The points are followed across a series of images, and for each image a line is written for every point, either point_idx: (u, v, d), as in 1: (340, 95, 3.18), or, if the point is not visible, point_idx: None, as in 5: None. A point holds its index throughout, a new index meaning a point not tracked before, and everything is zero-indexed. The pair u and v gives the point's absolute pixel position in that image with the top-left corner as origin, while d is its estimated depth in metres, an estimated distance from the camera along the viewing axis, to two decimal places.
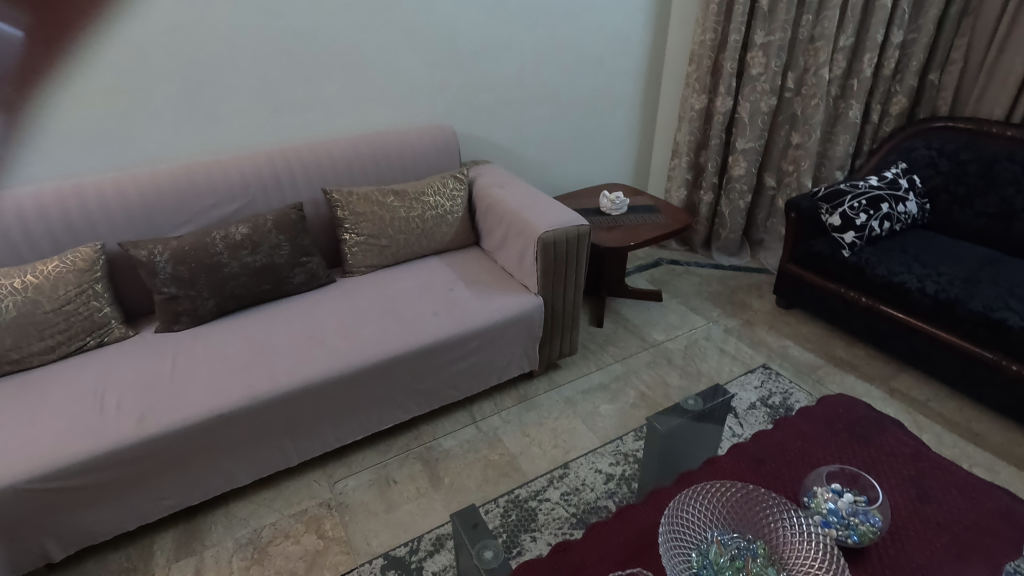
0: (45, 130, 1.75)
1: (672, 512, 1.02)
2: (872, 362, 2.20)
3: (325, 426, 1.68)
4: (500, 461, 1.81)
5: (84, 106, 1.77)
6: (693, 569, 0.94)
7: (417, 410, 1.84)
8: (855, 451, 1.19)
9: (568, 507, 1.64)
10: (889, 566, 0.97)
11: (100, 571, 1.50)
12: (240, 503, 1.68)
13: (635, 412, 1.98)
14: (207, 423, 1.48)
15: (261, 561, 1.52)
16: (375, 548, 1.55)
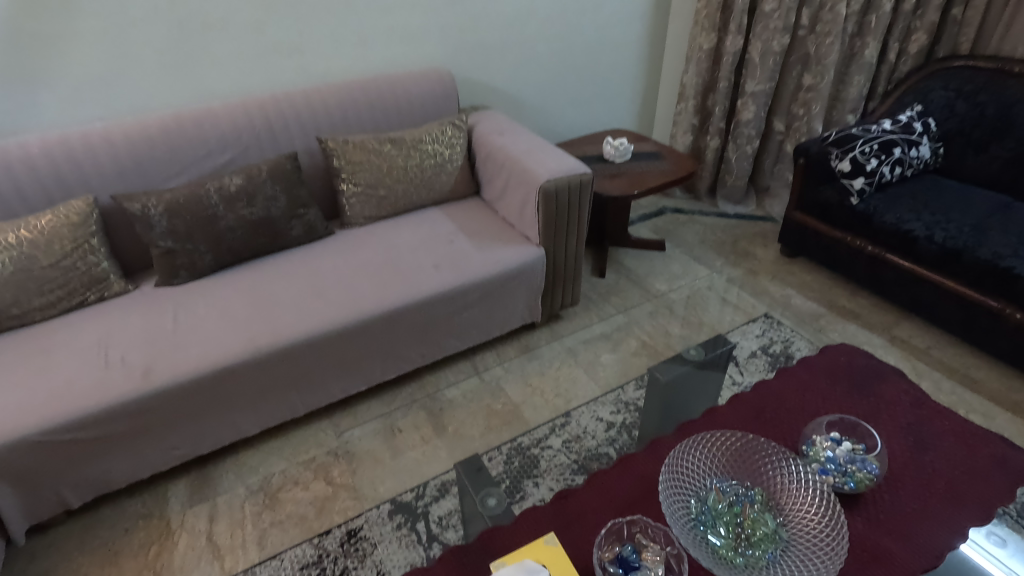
0: (27, 77, 1.68)
1: (673, 460, 1.04)
2: (874, 310, 2.19)
3: (328, 377, 1.70)
4: (503, 410, 1.83)
5: (65, 51, 1.69)
6: (691, 516, 0.96)
7: (420, 361, 1.85)
8: (855, 401, 1.20)
9: (570, 453, 1.68)
10: (884, 511, 0.99)
11: (117, 517, 1.55)
12: (249, 452, 1.72)
13: (636, 361, 1.99)
14: (211, 377, 1.49)
15: (272, 506, 1.57)
16: (382, 493, 1.59)
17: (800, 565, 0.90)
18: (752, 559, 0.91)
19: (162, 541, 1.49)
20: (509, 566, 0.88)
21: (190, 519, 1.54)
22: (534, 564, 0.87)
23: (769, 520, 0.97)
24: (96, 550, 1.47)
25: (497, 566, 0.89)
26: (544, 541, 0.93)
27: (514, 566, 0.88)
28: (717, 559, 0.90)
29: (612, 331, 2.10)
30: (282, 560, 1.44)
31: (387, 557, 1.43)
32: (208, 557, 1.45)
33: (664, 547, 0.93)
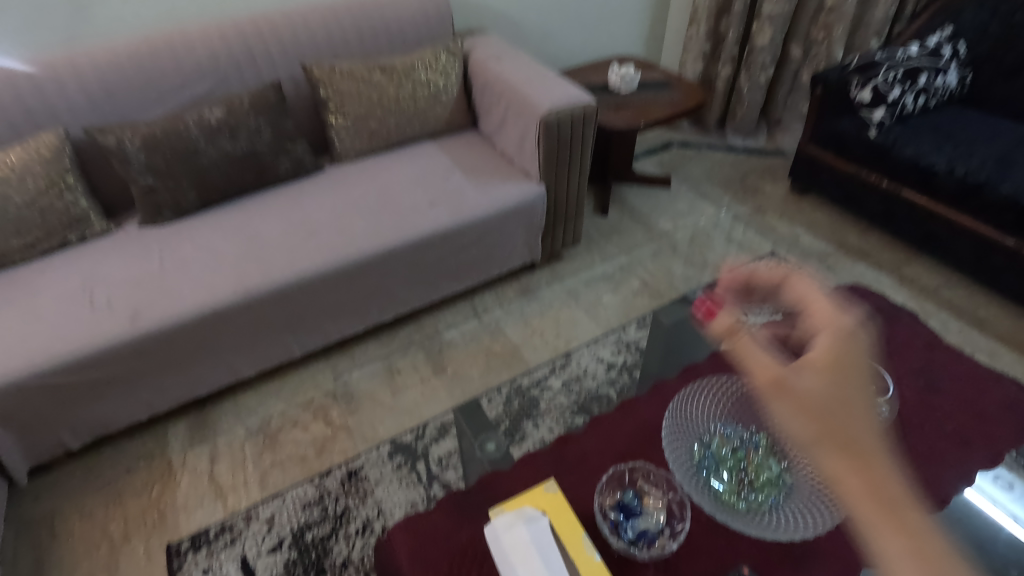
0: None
1: (677, 407, 1.02)
2: (885, 249, 2.13)
3: (324, 319, 1.66)
4: (502, 352, 1.80)
5: None
6: (694, 460, 0.94)
7: (417, 302, 1.80)
8: (866, 344, 1.16)
9: (570, 395, 1.67)
10: (890, 455, 0.97)
11: (118, 457, 1.55)
12: (247, 394, 1.70)
13: (639, 301, 1.94)
14: (202, 319, 1.45)
15: (272, 447, 1.57)
16: (382, 434, 1.59)
17: (802, 509, 0.88)
18: (754, 504, 0.89)
19: (165, 481, 1.50)
20: (508, 513, 0.86)
21: (191, 460, 1.55)
22: (535, 512, 0.86)
23: (774, 464, 0.94)
24: (100, 490, 1.48)
25: (495, 513, 0.88)
26: (544, 488, 0.91)
27: (513, 513, 0.86)
28: (718, 503, 0.89)
29: (614, 271, 2.05)
30: (285, 499, 1.44)
31: (388, 497, 1.44)
32: (211, 496, 1.46)
33: (665, 492, 0.94)
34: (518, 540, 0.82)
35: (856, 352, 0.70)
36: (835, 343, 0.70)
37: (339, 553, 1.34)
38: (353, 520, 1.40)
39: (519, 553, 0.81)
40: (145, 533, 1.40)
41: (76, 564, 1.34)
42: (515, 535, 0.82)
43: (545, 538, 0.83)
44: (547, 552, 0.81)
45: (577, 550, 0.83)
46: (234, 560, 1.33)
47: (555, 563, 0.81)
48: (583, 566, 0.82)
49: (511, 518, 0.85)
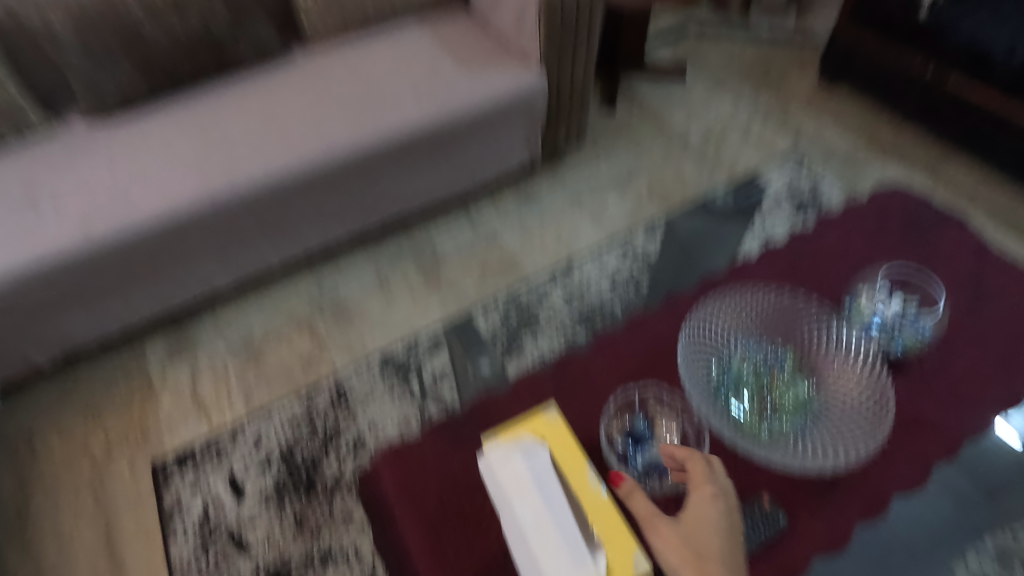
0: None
1: (694, 322, 0.90)
2: (919, 146, 1.93)
3: (302, 227, 1.50)
4: (499, 261, 1.67)
5: None
6: (711, 382, 0.84)
7: (405, 207, 1.63)
8: (909, 249, 1.01)
9: (571, 306, 1.56)
10: (929, 378, 0.86)
11: (94, 374, 1.46)
12: (227, 306, 1.59)
13: (647, 206, 1.78)
14: (163, 228, 1.30)
15: (256, 362, 1.48)
16: (372, 349, 1.50)
17: (830, 437, 0.81)
18: (777, 430, 0.81)
19: (145, 398, 1.42)
20: (504, 444, 0.79)
21: (171, 376, 1.46)
22: (532, 444, 0.78)
23: (801, 386, 0.85)
24: (77, 408, 1.41)
25: (488, 443, 0.80)
26: (543, 414, 0.81)
27: (509, 444, 0.79)
28: (739, 431, 0.80)
29: (620, 173, 1.86)
30: (272, 416, 1.38)
31: (380, 412, 1.38)
32: (195, 413, 1.40)
33: (680, 416, 0.84)
34: (514, 473, 0.76)
35: (729, 527, 0.70)
36: (703, 515, 0.71)
37: (330, 470, 1.29)
38: (344, 436, 1.34)
39: (514, 489, 0.75)
40: (128, 451, 1.34)
41: (60, 482, 1.30)
42: (510, 470, 0.77)
43: (544, 472, 0.76)
44: (545, 487, 0.75)
45: (579, 483, 0.77)
46: (223, 478, 1.29)
47: (555, 498, 0.75)
48: (586, 499, 0.76)
49: (507, 451, 0.78)
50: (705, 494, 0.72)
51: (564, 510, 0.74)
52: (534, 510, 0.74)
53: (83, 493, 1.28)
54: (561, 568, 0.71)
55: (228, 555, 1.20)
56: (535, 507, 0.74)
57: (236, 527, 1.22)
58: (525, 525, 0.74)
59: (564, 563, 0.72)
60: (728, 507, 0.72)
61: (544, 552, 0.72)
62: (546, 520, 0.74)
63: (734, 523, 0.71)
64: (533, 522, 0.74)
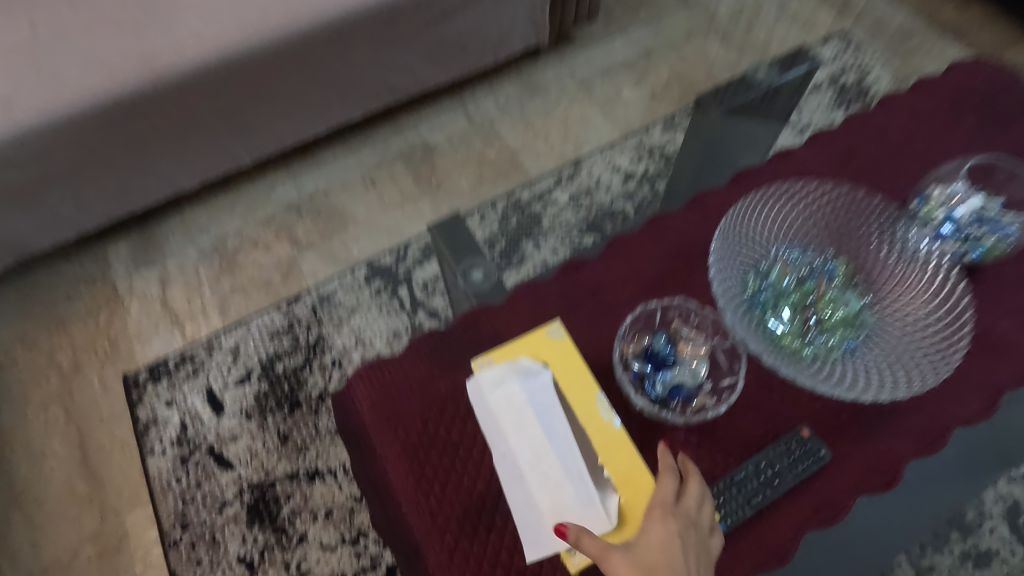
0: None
1: (732, 221, 0.74)
2: (988, 27, 1.66)
3: (271, 116, 1.30)
4: (498, 159, 1.48)
5: None
6: (746, 294, 0.70)
7: (389, 95, 1.42)
8: (988, 140, 0.85)
9: (578, 210, 1.39)
10: (1005, 288, 0.73)
11: (54, 282, 1.34)
12: (195, 208, 1.43)
13: (667, 96, 1.56)
14: (103, 111, 1.11)
15: (231, 270, 1.35)
16: (357, 256, 1.36)
17: (885, 359, 0.67)
18: (821, 350, 0.67)
19: (112, 308, 1.30)
20: (499, 366, 0.68)
21: (139, 285, 1.33)
22: (532, 365, 0.67)
23: (853, 300, 0.70)
24: (39, 317, 1.29)
25: (479, 365, 0.69)
26: (545, 332, 0.70)
27: (505, 366, 0.68)
28: (776, 349, 0.66)
29: (638, 57, 1.62)
30: (249, 327, 1.26)
31: (366, 325, 1.26)
32: (167, 325, 1.28)
33: (711, 337, 0.70)
34: (507, 398, 0.65)
35: (692, 563, 0.52)
36: (656, 537, 0.53)
37: (314, 385, 1.20)
38: (329, 349, 1.24)
39: (510, 416, 0.65)
40: (97, 363, 1.24)
41: (26, 395, 1.21)
42: (505, 394, 0.66)
43: (545, 398, 0.66)
44: (547, 415, 0.65)
45: (586, 410, 0.66)
46: (199, 392, 1.19)
47: (557, 427, 0.65)
48: (593, 428, 0.65)
49: (502, 374, 0.67)
50: (665, 515, 0.55)
51: (569, 440, 0.64)
52: (533, 440, 0.64)
53: (51, 405, 1.20)
54: (563, 505, 0.62)
55: (208, 471, 1.12)
56: (534, 437, 0.64)
57: (216, 442, 1.14)
58: (522, 456, 0.64)
59: (566, 500, 0.62)
60: (694, 538, 0.55)
61: (543, 487, 0.63)
62: (547, 452, 0.63)
63: (702, 560, 0.53)
64: (531, 454, 0.64)
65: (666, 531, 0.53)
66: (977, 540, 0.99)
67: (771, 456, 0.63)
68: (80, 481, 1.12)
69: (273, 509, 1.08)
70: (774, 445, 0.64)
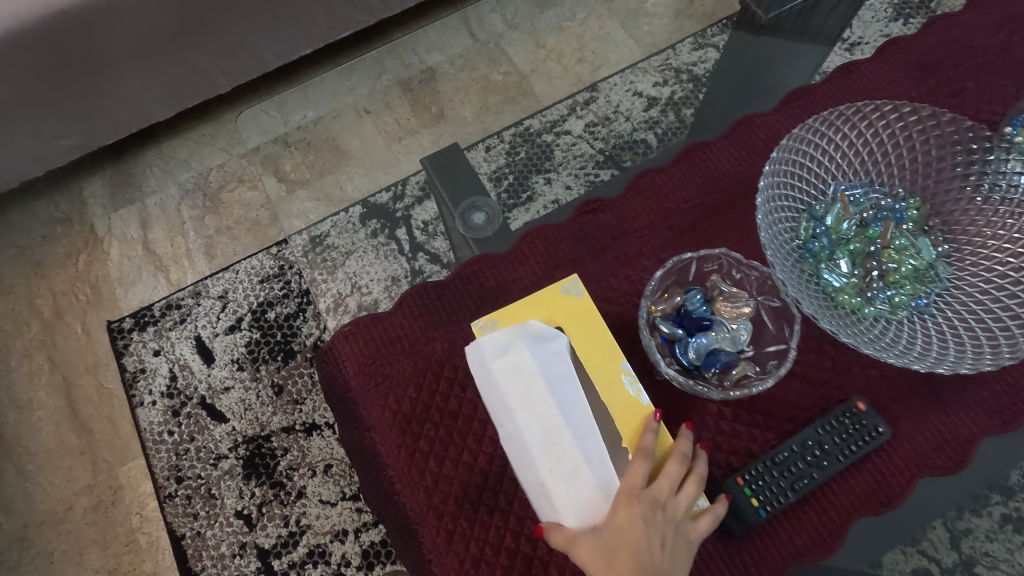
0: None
1: (785, 151, 0.61)
2: None
3: (247, 33, 1.15)
4: (505, 84, 1.32)
5: None
6: (796, 242, 0.59)
7: (381, 8, 1.24)
8: None
9: (595, 142, 1.25)
10: None
11: (28, 222, 1.24)
12: (173, 141, 1.31)
13: (698, 7, 1.36)
14: (51, 23, 0.96)
15: (216, 210, 1.25)
16: (351, 194, 1.24)
17: (961, 320, 0.56)
18: (886, 308, 0.57)
19: (91, 250, 1.22)
20: (505, 329, 0.56)
21: (118, 225, 1.24)
22: (546, 329, 0.56)
23: (927, 248, 0.59)
24: (15, 260, 1.21)
25: (482, 329, 0.57)
26: (560, 290, 0.58)
27: (512, 329, 0.56)
28: (830, 307, 0.56)
29: None
30: (237, 272, 1.18)
31: (362, 270, 1.15)
32: (151, 269, 1.20)
33: (755, 295, 0.59)
34: (511, 369, 0.54)
35: (656, 550, 0.46)
36: (617, 525, 0.47)
37: (308, 333, 1.13)
38: (324, 295, 1.14)
39: (518, 389, 0.54)
40: (79, 308, 1.17)
41: (8, 342, 1.15)
42: (512, 363, 0.54)
43: (560, 368, 0.55)
44: (562, 389, 0.54)
45: (610, 385, 0.54)
46: (188, 341, 1.12)
47: (575, 404, 0.54)
48: (618, 407, 0.54)
49: (509, 338, 0.55)
50: (628, 499, 0.48)
51: (588, 419, 0.53)
52: (544, 418, 0.53)
53: (35, 354, 1.14)
54: (581, 497, 0.51)
55: (201, 424, 1.07)
56: (547, 415, 0.53)
57: (207, 394, 1.08)
58: (530, 437, 0.53)
59: (585, 491, 0.51)
60: (664, 522, 0.48)
61: (558, 474, 0.52)
62: (561, 432, 0.53)
63: (670, 546, 0.47)
64: (542, 434, 0.53)
65: (628, 518, 0.47)
66: (1020, 503, 0.92)
67: (818, 435, 0.54)
68: (69, 431, 1.08)
69: (270, 463, 1.03)
70: (823, 421, 0.55)
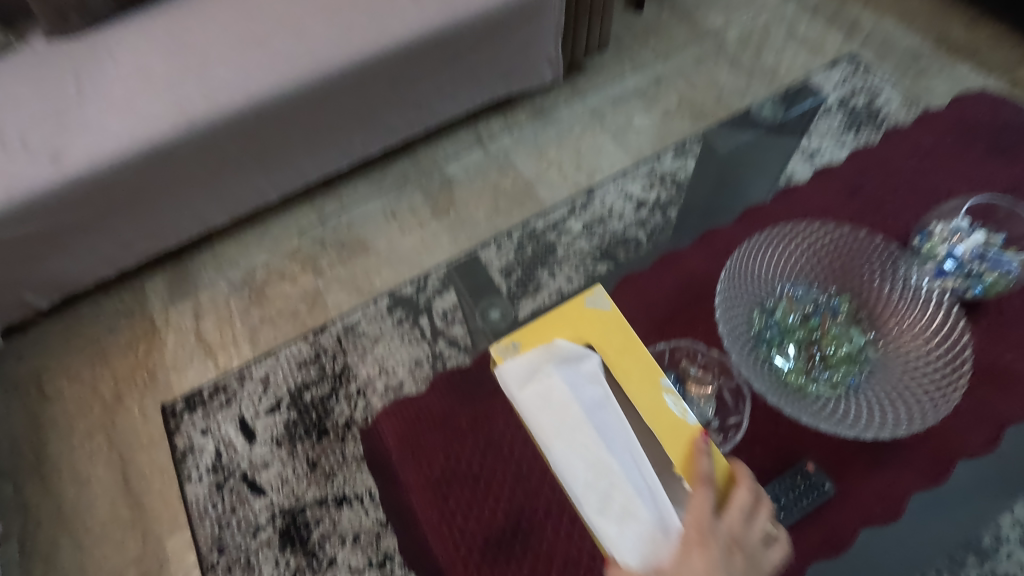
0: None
1: (738, 260, 0.77)
2: (996, 45, 1.66)
3: (295, 155, 1.36)
4: (513, 189, 1.53)
5: None
6: (751, 332, 0.73)
7: (408, 130, 1.48)
8: (994, 172, 0.86)
9: (592, 239, 1.43)
10: (1009, 323, 0.75)
11: (97, 316, 1.42)
12: (226, 243, 1.50)
13: (678, 121, 1.59)
14: (145, 157, 1.18)
15: (260, 302, 1.41)
16: (379, 286, 1.41)
17: (886, 394, 0.69)
18: (827, 386, 0.70)
19: (150, 340, 1.38)
20: (535, 358, 0.68)
21: (175, 317, 1.41)
22: (578, 358, 0.67)
23: (857, 335, 0.73)
24: (83, 349, 1.37)
25: (505, 356, 0.69)
26: (589, 305, 0.71)
27: (540, 353, 0.68)
28: (781, 388, 0.69)
29: (648, 85, 1.66)
30: (278, 358, 1.32)
31: (388, 354, 1.31)
32: (201, 356, 1.35)
33: (717, 377, 0.73)
34: (560, 405, 0.64)
35: None
36: (698, 564, 0.53)
37: (341, 414, 1.25)
38: (354, 379, 1.29)
39: (566, 428, 0.64)
40: (137, 393, 1.31)
41: (73, 423, 1.29)
42: (555, 403, 0.64)
43: (596, 401, 0.65)
44: (603, 422, 0.64)
45: (655, 414, 0.65)
46: (232, 421, 1.25)
47: (619, 440, 0.63)
48: (660, 429, 0.64)
49: (545, 375, 0.66)
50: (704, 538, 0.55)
51: (634, 454, 0.63)
52: (593, 457, 0.62)
53: (96, 434, 1.27)
54: (638, 530, 0.59)
55: (242, 497, 1.17)
56: (588, 446, 0.63)
57: (248, 469, 1.20)
58: (583, 475, 0.62)
59: (641, 525, 0.59)
60: (738, 558, 0.55)
61: (612, 509, 0.61)
62: (595, 446, 0.63)
63: None
64: (592, 472, 0.62)
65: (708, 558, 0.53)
66: (994, 565, 0.99)
67: (777, 490, 0.65)
68: (123, 506, 1.19)
69: (304, 534, 1.13)
70: (780, 479, 0.66)
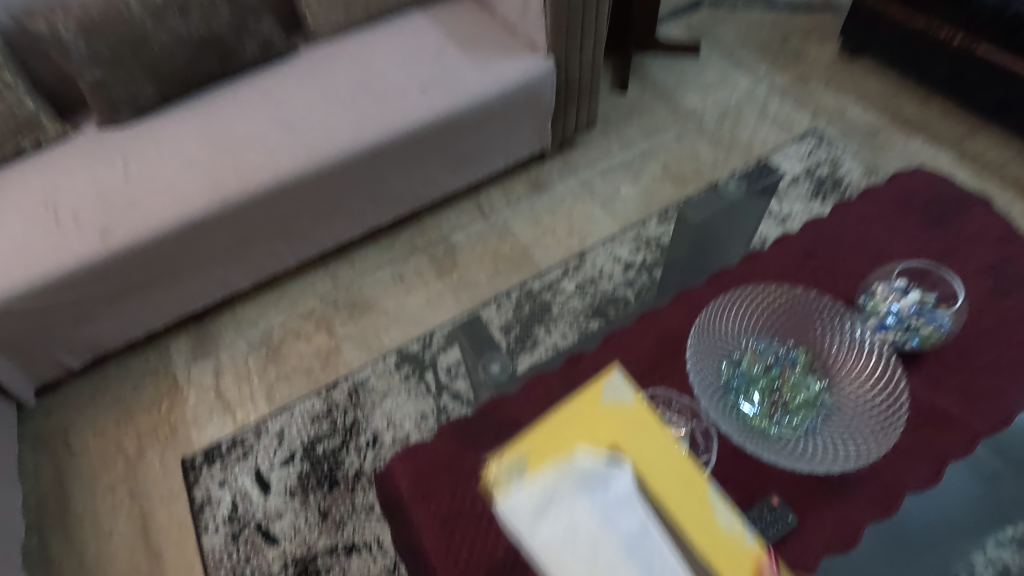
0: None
1: (707, 318, 0.88)
2: (945, 120, 1.84)
3: (314, 225, 1.51)
4: (511, 253, 1.66)
5: None
6: (720, 382, 0.84)
7: (415, 202, 1.63)
8: (928, 238, 0.99)
9: (584, 298, 1.55)
10: (947, 371, 0.85)
11: (123, 374, 1.52)
12: (246, 305, 1.62)
13: (660, 190, 1.75)
14: (181, 230, 1.32)
15: (276, 360, 1.51)
16: (387, 344, 1.52)
17: (839, 435, 0.79)
18: (788, 428, 0.80)
19: (172, 397, 1.47)
20: (558, 490, 0.67)
21: (197, 375, 1.50)
22: (607, 483, 0.68)
23: (813, 383, 0.84)
24: (109, 406, 1.47)
25: (521, 494, 0.67)
26: (605, 409, 0.74)
27: (557, 482, 0.67)
28: (747, 430, 0.79)
29: (633, 158, 1.83)
30: (293, 412, 1.41)
31: (396, 408, 1.40)
32: (220, 411, 1.44)
33: (689, 420, 0.83)
34: (604, 545, 0.63)
35: None
36: None
37: (351, 465, 1.33)
38: (363, 431, 1.37)
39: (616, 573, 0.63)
40: (159, 447, 1.39)
41: (97, 478, 1.36)
42: (599, 545, 0.63)
43: (637, 535, 0.65)
44: (648, 561, 0.63)
45: (707, 538, 0.66)
46: (248, 473, 1.33)
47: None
48: (715, 553, 0.65)
49: (578, 514, 0.65)
50: None
51: None
52: None
53: (119, 487, 1.34)
54: None
55: (256, 547, 1.24)
56: None
57: (263, 519, 1.27)
58: None
59: None
60: None
61: None
62: None
63: None
64: None
65: None
66: None
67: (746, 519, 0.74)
68: (143, 558, 1.25)
69: None
70: (748, 511, 0.75)
